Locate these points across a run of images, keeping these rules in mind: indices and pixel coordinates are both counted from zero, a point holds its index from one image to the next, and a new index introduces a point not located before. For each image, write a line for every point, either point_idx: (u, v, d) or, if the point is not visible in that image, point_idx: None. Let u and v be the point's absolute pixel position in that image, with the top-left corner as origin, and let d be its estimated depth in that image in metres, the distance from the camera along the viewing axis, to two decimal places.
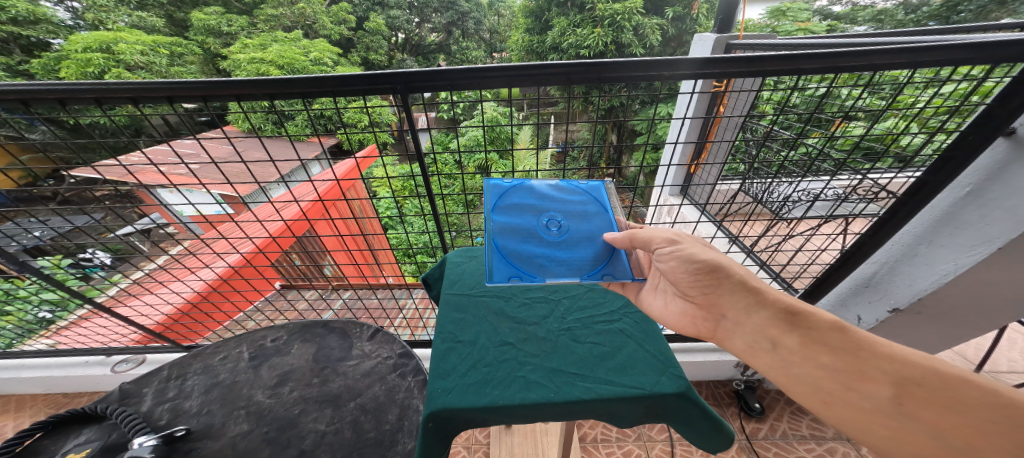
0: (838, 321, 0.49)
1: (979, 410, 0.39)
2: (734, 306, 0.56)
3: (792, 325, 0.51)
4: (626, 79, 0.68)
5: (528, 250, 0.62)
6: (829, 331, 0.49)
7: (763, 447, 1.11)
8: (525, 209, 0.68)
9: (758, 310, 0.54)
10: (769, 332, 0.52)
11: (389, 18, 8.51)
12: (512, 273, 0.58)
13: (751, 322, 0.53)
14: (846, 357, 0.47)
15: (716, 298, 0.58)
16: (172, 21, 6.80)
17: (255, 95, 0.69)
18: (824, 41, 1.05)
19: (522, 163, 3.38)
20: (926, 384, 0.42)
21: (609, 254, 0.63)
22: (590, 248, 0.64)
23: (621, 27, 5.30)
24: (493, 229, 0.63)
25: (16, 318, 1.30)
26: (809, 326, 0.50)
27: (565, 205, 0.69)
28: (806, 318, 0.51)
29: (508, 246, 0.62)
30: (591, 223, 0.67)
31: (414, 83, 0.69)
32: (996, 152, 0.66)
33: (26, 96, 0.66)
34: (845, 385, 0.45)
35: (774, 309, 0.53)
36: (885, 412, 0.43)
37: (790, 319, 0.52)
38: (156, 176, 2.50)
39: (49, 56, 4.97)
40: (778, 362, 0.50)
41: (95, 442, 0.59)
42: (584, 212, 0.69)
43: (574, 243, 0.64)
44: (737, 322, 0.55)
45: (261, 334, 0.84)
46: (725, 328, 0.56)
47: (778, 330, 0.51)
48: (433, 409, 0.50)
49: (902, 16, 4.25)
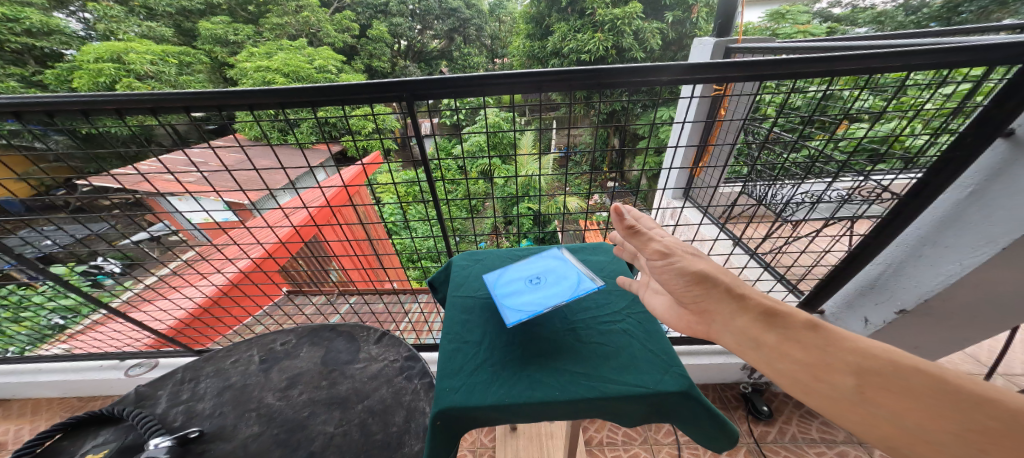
0: (811, 317, 0.44)
1: (937, 397, 0.37)
2: (717, 305, 0.48)
3: (768, 323, 0.45)
4: (625, 84, 0.70)
5: (521, 294, 0.67)
6: (803, 329, 0.44)
7: (772, 450, 1.11)
8: (505, 272, 0.76)
9: (738, 311, 0.47)
10: (749, 331, 0.45)
11: (393, 26, 8.61)
12: (524, 311, 0.62)
13: (733, 321, 0.46)
14: (817, 351, 0.42)
15: (696, 295, 0.50)
16: (180, 30, 6.96)
17: (267, 104, 0.71)
18: (822, 44, 1.06)
19: (525, 168, 3.40)
20: (889, 375, 0.39)
21: (578, 275, 0.70)
22: (563, 277, 0.70)
23: (621, 32, 5.35)
24: (490, 283, 0.72)
25: (32, 323, 1.33)
26: (783, 323, 0.45)
27: (532, 261, 0.78)
28: (779, 314, 0.46)
29: (505, 297, 0.67)
30: (556, 265, 0.75)
31: (420, 91, 0.71)
32: (996, 153, 0.67)
33: (50, 108, 0.69)
34: (820, 380, 0.40)
35: (751, 307, 0.47)
36: (852, 403, 0.39)
37: (766, 316, 0.46)
38: (167, 184, 2.55)
39: (62, 67, 5.06)
40: (760, 361, 0.43)
41: (112, 443, 0.61)
42: (556, 260, 0.77)
43: (551, 280, 0.70)
44: (722, 321, 0.47)
45: (271, 338, 0.86)
46: (709, 330, 0.48)
47: (755, 328, 0.45)
48: (440, 408, 0.51)
49: (903, 17, 4.19)
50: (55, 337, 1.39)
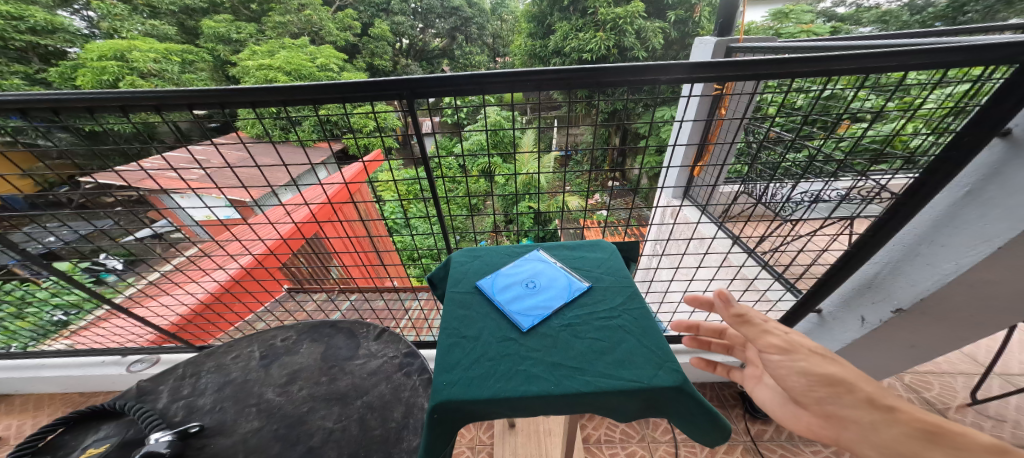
0: (1002, 443, 0.32)
1: None
2: (852, 412, 0.39)
3: (935, 444, 0.34)
4: (624, 83, 0.71)
5: (518, 300, 0.68)
6: (987, 456, 0.33)
7: (769, 449, 1.11)
8: (498, 275, 0.76)
9: (882, 420, 0.37)
10: (902, 447, 0.35)
11: (394, 24, 8.59)
12: (533, 315, 0.65)
13: (876, 432, 0.37)
14: None
15: (821, 397, 0.42)
16: (184, 28, 7.01)
17: (269, 101, 0.72)
18: (823, 43, 1.06)
19: (526, 167, 3.39)
20: None
21: (569, 283, 0.73)
22: (554, 285, 0.73)
23: (622, 31, 5.33)
24: (487, 289, 0.71)
25: (36, 319, 1.35)
26: (961, 447, 0.34)
27: (523, 265, 0.79)
28: (953, 435, 0.35)
29: (501, 302, 0.68)
30: (546, 270, 0.77)
31: (420, 89, 0.71)
32: (994, 153, 0.66)
33: (56, 105, 0.69)
34: None
35: (904, 418, 0.37)
36: None
37: (930, 437, 0.35)
38: (169, 181, 2.57)
39: (65, 65, 5.06)
40: None
41: (114, 438, 0.62)
42: (545, 265, 0.79)
43: (542, 286, 0.72)
44: (860, 431, 0.38)
45: (272, 334, 0.87)
46: (841, 440, 0.39)
47: (914, 448, 0.35)
48: (438, 402, 0.52)
49: (907, 17, 4.11)
50: (58, 333, 1.41)
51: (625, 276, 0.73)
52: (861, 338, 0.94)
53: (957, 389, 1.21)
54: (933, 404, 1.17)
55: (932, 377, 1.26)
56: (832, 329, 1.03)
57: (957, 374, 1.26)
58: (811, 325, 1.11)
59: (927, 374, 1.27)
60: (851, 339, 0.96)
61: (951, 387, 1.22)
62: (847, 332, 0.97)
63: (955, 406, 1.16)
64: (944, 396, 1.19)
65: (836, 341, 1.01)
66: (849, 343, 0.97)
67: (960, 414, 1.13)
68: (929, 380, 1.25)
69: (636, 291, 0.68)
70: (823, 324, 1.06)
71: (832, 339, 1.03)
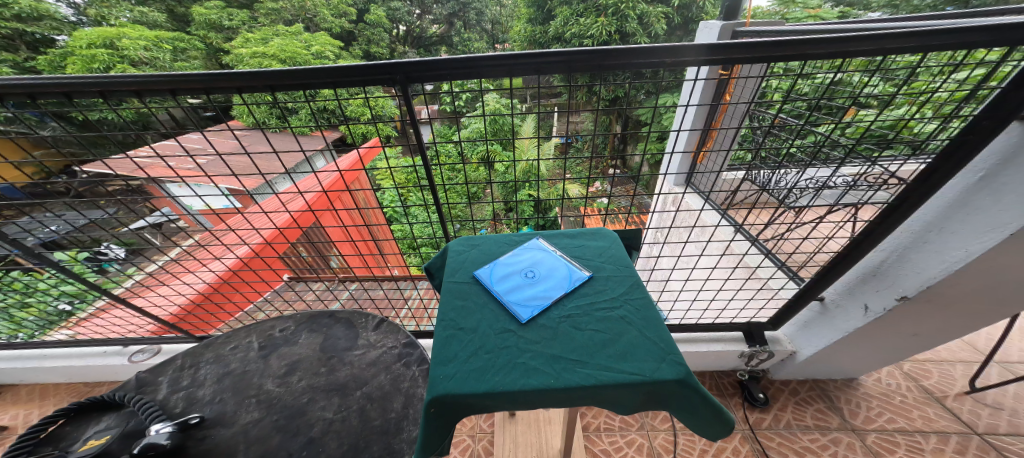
0: None
1: None
2: None
3: None
4: (628, 66, 0.68)
5: (518, 293, 0.67)
6: None
7: (766, 437, 1.13)
8: (496, 268, 0.73)
9: None
10: None
11: (389, 10, 8.34)
12: (533, 305, 0.64)
13: None
14: None
15: None
16: (173, 15, 6.83)
17: (256, 87, 0.69)
18: (831, 25, 1.02)
19: (526, 156, 3.34)
20: None
21: (569, 274, 0.71)
22: (553, 276, 0.71)
23: (624, 16, 5.19)
24: (484, 279, 0.70)
25: (36, 310, 1.34)
26: None
27: (523, 256, 0.77)
28: None
29: (501, 295, 0.66)
30: (545, 261, 0.75)
31: (413, 73, 0.68)
32: (1010, 136, 0.64)
33: (34, 90, 0.67)
34: None
35: None
36: None
37: None
38: (162, 172, 2.63)
39: (54, 52, 4.91)
40: None
41: (115, 428, 0.61)
42: (544, 254, 0.78)
43: (541, 277, 0.70)
44: None
45: (270, 325, 0.86)
46: None
47: None
48: (436, 396, 0.51)
49: (918, 2, 3.97)
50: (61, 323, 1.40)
51: (626, 266, 0.71)
52: (863, 326, 0.94)
53: (955, 377, 1.22)
54: (931, 392, 1.18)
55: (931, 366, 1.26)
56: (835, 317, 1.02)
57: (957, 362, 1.26)
58: (813, 313, 1.10)
59: (927, 362, 1.27)
60: (854, 327, 0.96)
61: (950, 376, 1.22)
62: (850, 320, 0.97)
63: (953, 394, 1.17)
64: (943, 384, 1.20)
65: (839, 330, 1.01)
66: (852, 331, 0.97)
67: (958, 402, 1.14)
68: (928, 369, 1.25)
69: (638, 282, 0.67)
70: (825, 312, 1.05)
71: (834, 328, 1.02)
